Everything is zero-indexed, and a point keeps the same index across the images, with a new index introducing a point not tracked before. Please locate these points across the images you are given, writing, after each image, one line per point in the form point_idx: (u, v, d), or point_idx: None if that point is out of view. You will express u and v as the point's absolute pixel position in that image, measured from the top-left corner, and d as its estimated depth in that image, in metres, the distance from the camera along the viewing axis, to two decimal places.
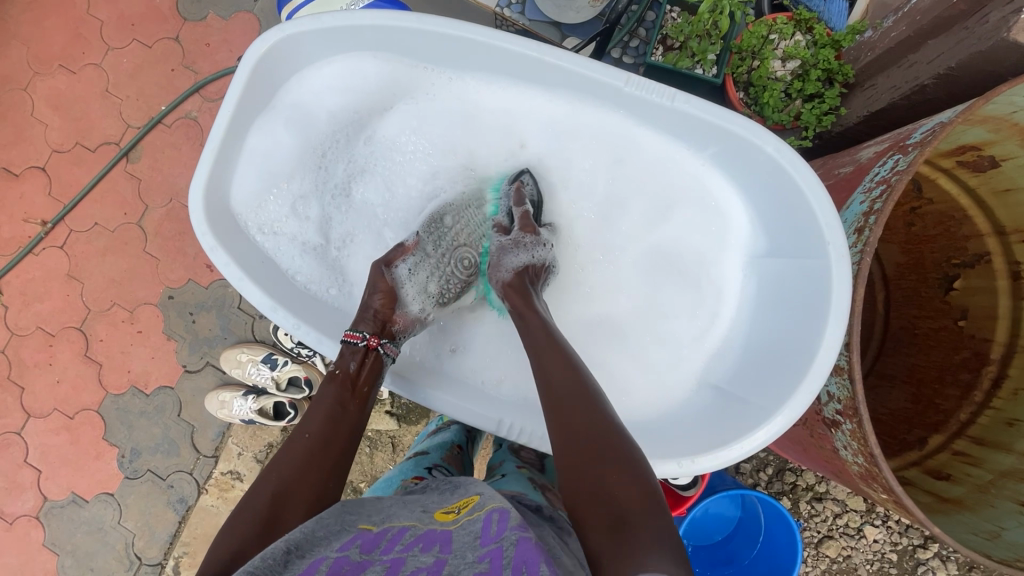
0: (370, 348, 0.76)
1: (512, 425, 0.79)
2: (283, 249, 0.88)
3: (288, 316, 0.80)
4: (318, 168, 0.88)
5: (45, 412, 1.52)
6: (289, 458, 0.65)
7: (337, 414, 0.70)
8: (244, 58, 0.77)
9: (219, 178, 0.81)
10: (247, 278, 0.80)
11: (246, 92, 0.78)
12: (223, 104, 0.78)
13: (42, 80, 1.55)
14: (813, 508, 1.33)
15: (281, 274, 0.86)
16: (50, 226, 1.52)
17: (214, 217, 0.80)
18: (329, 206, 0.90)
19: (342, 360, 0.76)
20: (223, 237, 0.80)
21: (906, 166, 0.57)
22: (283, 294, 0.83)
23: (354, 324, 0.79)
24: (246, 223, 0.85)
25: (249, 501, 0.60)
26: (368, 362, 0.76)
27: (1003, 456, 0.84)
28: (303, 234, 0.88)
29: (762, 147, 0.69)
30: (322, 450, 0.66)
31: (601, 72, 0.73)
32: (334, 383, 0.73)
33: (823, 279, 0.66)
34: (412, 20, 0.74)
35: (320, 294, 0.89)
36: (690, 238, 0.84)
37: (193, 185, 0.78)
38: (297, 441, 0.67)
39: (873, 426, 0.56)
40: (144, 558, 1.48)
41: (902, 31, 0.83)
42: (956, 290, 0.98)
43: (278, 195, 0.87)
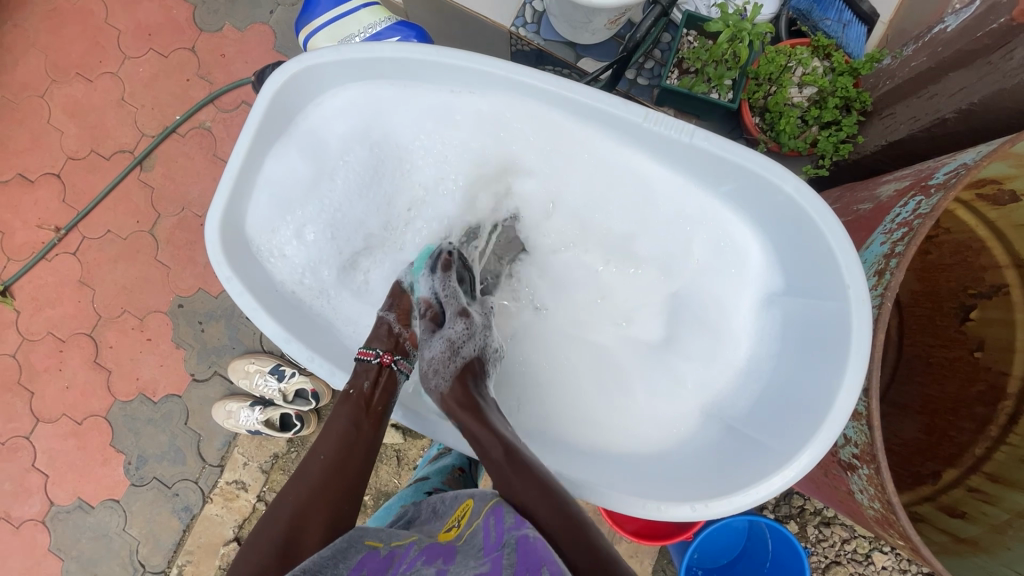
0: (383, 364, 0.79)
1: None
2: (295, 277, 0.88)
3: (301, 348, 0.80)
4: (328, 194, 0.87)
5: (54, 417, 1.53)
6: (303, 481, 0.70)
7: (351, 437, 0.74)
8: (263, 86, 0.78)
9: (236, 204, 0.82)
10: (261, 307, 0.80)
11: (264, 119, 0.79)
12: (241, 132, 0.79)
13: (60, 87, 1.57)
14: (821, 533, 1.31)
15: (296, 303, 0.87)
16: (63, 233, 1.53)
17: (230, 243, 0.81)
18: (339, 236, 0.88)
19: (356, 379, 0.78)
20: (237, 263, 0.81)
21: (929, 210, 0.57)
22: (296, 324, 0.83)
23: (368, 342, 0.81)
24: (259, 249, 0.86)
25: (275, 516, 0.66)
26: (381, 381, 0.78)
27: (1019, 494, 0.82)
28: (315, 265, 0.88)
29: (781, 186, 0.69)
30: (333, 476, 0.70)
31: (619, 106, 0.73)
32: (347, 403, 0.76)
33: (843, 323, 0.65)
34: (431, 52, 0.76)
35: (333, 323, 0.89)
36: (715, 279, 0.81)
37: (210, 211, 0.79)
38: (311, 465, 0.71)
39: (891, 475, 0.55)
40: (148, 566, 1.48)
41: (923, 62, 0.82)
42: (972, 320, 0.96)
43: (290, 222, 0.86)
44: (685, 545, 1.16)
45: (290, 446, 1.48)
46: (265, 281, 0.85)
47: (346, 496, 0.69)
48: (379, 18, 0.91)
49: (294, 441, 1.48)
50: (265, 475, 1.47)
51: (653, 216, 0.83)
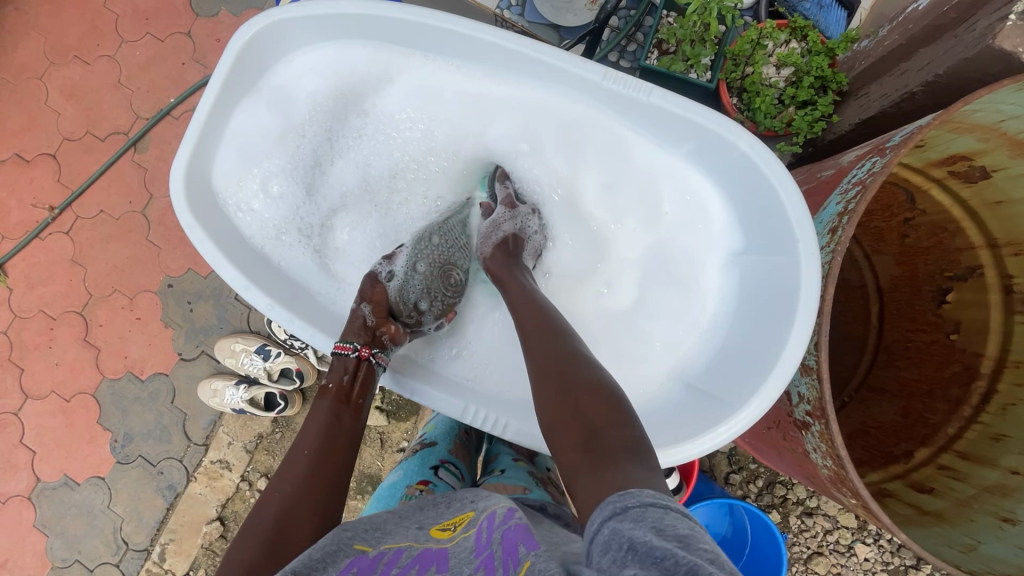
0: (362, 358, 0.77)
1: (477, 412, 0.78)
2: (258, 228, 0.89)
3: (259, 296, 0.80)
4: (297, 150, 0.89)
5: (42, 394, 1.54)
6: (289, 474, 0.67)
7: (334, 427, 0.72)
8: (231, 41, 0.79)
9: (202, 155, 0.83)
10: (223, 257, 0.81)
11: (230, 74, 0.80)
12: (208, 85, 0.80)
13: (58, 70, 1.59)
14: (802, 523, 1.31)
15: (259, 256, 0.88)
16: (56, 212, 1.55)
17: (194, 192, 0.82)
18: (308, 192, 0.91)
19: (335, 374, 0.77)
20: (199, 212, 0.81)
21: (881, 167, 0.57)
22: (256, 273, 0.84)
23: (343, 337, 0.80)
24: (225, 202, 0.87)
25: (259, 515, 0.63)
26: (360, 375, 0.77)
27: (988, 471, 0.82)
28: (283, 218, 0.90)
29: (735, 143, 0.69)
30: (319, 464, 0.68)
31: (578, 65, 0.74)
32: (328, 397, 0.75)
33: (794, 275, 0.65)
34: (396, 10, 0.76)
35: (295, 276, 0.89)
36: (673, 238, 0.82)
37: (175, 160, 0.80)
38: (296, 458, 0.68)
39: (840, 428, 0.55)
40: (131, 544, 1.49)
41: (896, 39, 0.83)
42: (949, 303, 0.96)
43: (258, 176, 0.88)
44: None
45: (275, 427, 1.48)
46: (230, 232, 0.86)
47: (333, 483, 0.67)
48: None
49: (279, 422, 1.49)
50: (249, 455, 1.48)
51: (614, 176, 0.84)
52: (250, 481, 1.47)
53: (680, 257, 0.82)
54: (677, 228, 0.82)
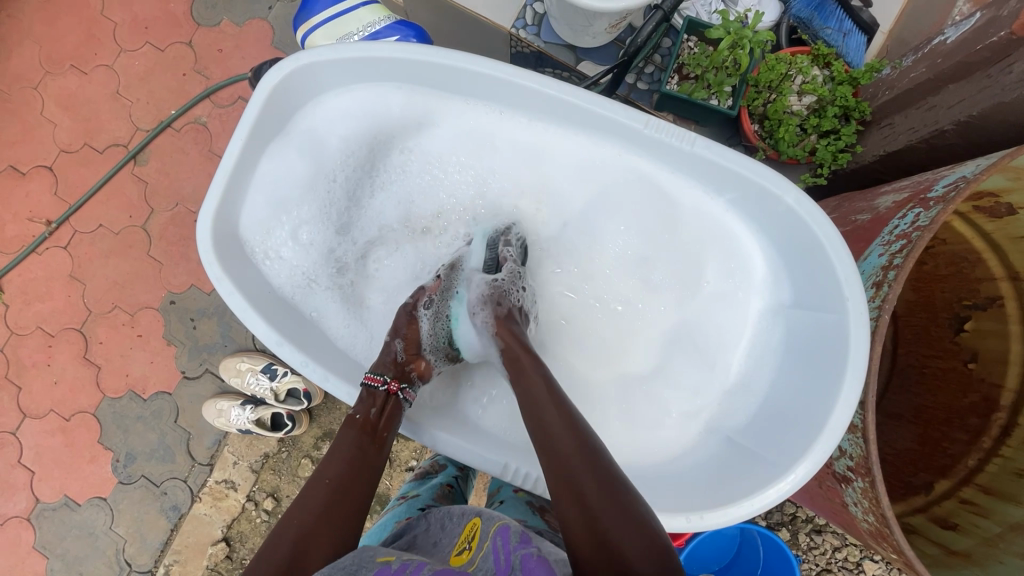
0: (391, 393, 0.76)
1: (518, 471, 0.75)
2: (285, 276, 0.87)
3: (293, 352, 0.78)
4: (327, 194, 0.87)
5: (41, 413, 1.51)
6: (307, 505, 0.64)
7: (358, 460, 0.70)
8: (259, 86, 0.77)
9: (229, 203, 0.81)
10: (253, 310, 0.78)
11: (260, 119, 0.78)
12: (236, 131, 0.77)
13: (54, 79, 1.55)
14: (812, 541, 1.31)
15: (290, 307, 0.86)
16: (54, 226, 1.51)
17: (222, 242, 0.79)
18: (339, 235, 0.89)
19: (362, 405, 0.75)
20: (229, 264, 0.79)
21: (928, 222, 0.56)
22: (288, 327, 0.81)
23: (375, 367, 0.78)
24: (253, 250, 0.85)
25: (275, 543, 0.60)
26: (387, 410, 0.75)
27: (1012, 508, 0.82)
28: (311, 267, 0.88)
29: (782, 197, 0.69)
30: (337, 499, 0.65)
31: (618, 112, 0.73)
32: (353, 427, 0.72)
33: (841, 334, 0.65)
34: (431, 53, 0.75)
35: (327, 327, 0.87)
36: (713, 287, 0.81)
37: (203, 210, 0.78)
38: (315, 489, 0.66)
39: (886, 489, 0.55)
40: (134, 565, 1.46)
41: (922, 72, 0.82)
42: (967, 332, 0.96)
43: (287, 223, 0.86)
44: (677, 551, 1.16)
45: (281, 446, 1.46)
46: (259, 284, 0.84)
47: (350, 521, 0.64)
48: (378, 17, 0.91)
49: (285, 441, 1.46)
50: (255, 475, 1.46)
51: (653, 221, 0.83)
52: (256, 501, 1.44)
53: (720, 305, 0.81)
54: (716, 278, 0.81)
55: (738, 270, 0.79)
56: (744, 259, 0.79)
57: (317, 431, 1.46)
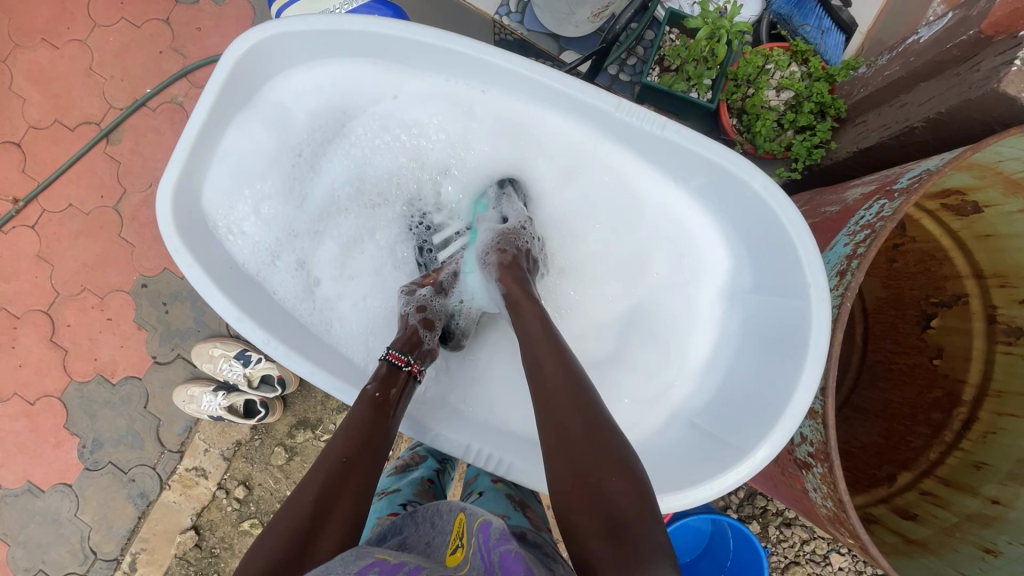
0: (411, 374, 0.76)
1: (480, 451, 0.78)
2: (248, 250, 0.85)
3: (254, 328, 0.77)
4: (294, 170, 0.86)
5: (4, 396, 1.47)
6: (320, 476, 0.62)
7: (368, 434, 0.67)
8: (225, 54, 0.75)
9: (191, 175, 0.79)
10: (213, 285, 0.77)
11: (223, 89, 0.76)
12: (200, 100, 0.75)
13: (23, 53, 1.50)
14: (781, 534, 1.32)
15: (252, 282, 0.84)
16: (21, 205, 1.47)
17: (182, 215, 0.78)
18: (305, 211, 0.88)
19: (383, 383, 0.74)
20: (190, 237, 0.78)
21: (891, 212, 0.57)
22: (249, 302, 0.80)
23: (399, 343, 0.78)
24: (216, 225, 0.83)
25: (290, 510, 0.58)
26: (404, 388, 0.75)
27: (969, 499, 0.84)
28: (275, 243, 0.86)
29: (748, 183, 0.69)
30: (348, 475, 0.63)
31: (590, 94, 0.73)
32: (367, 402, 0.70)
33: (802, 320, 0.66)
34: (402, 29, 0.74)
35: (290, 305, 0.86)
36: (673, 277, 0.83)
37: (163, 181, 0.76)
38: (329, 462, 0.63)
39: (843, 473, 0.56)
40: (99, 553, 1.43)
41: (896, 71, 0.84)
42: (933, 328, 0.98)
43: (252, 198, 0.85)
44: (648, 542, 1.16)
45: (253, 434, 1.44)
46: (221, 257, 0.82)
47: (361, 496, 0.62)
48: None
49: (258, 428, 1.44)
50: (226, 463, 1.44)
51: (614, 203, 0.84)
52: (226, 489, 1.42)
53: (680, 293, 0.82)
54: (680, 269, 0.82)
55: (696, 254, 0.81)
56: (710, 246, 0.79)
57: (291, 419, 1.44)
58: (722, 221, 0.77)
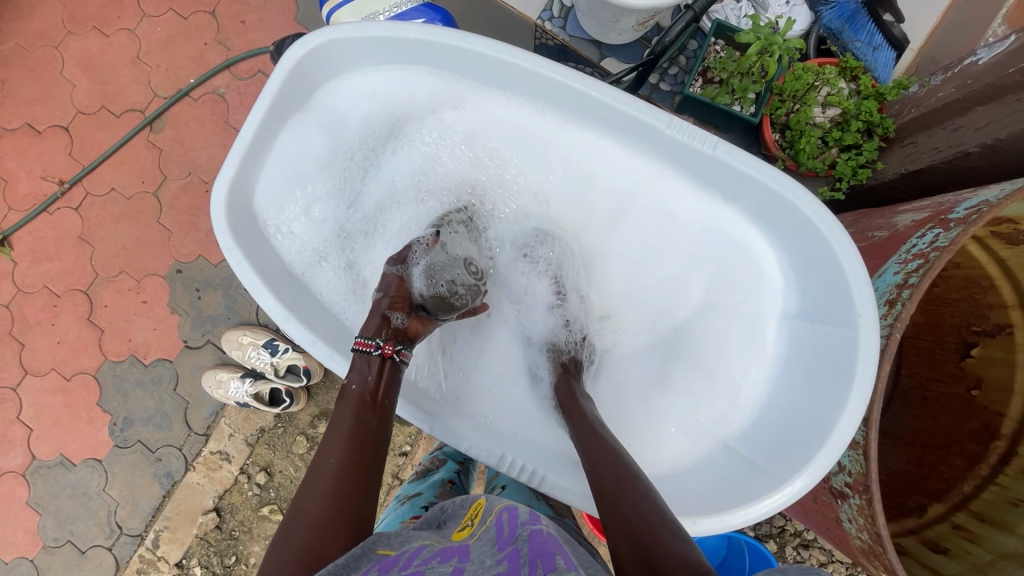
0: (385, 357, 0.73)
1: (514, 462, 0.76)
2: (295, 249, 0.86)
3: (299, 328, 0.78)
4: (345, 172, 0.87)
5: (42, 371, 1.52)
6: (315, 488, 0.62)
7: (359, 433, 0.67)
8: (283, 57, 0.76)
9: (244, 175, 0.81)
10: (261, 283, 0.78)
11: (280, 92, 0.77)
12: (257, 102, 0.77)
13: (75, 40, 1.55)
14: (799, 554, 1.30)
15: (299, 281, 0.86)
16: (66, 187, 1.52)
17: (235, 213, 0.79)
18: (352, 214, 0.89)
19: (358, 373, 0.73)
20: (241, 235, 0.79)
21: (947, 243, 0.56)
22: (295, 302, 0.81)
23: (367, 332, 0.76)
24: (265, 223, 0.85)
25: (296, 522, 0.59)
26: (385, 374, 0.73)
27: (1004, 536, 0.82)
28: (320, 243, 0.87)
29: (802, 209, 0.68)
30: (344, 477, 0.63)
31: (642, 110, 0.72)
32: (349, 400, 0.70)
33: (850, 349, 0.65)
34: (457, 37, 0.74)
35: (332, 305, 0.87)
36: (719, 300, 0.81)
37: (218, 179, 0.78)
38: (322, 470, 0.64)
39: (883, 507, 0.55)
40: (125, 528, 1.47)
41: (951, 92, 0.82)
42: (973, 357, 0.96)
43: (301, 199, 0.86)
44: None
45: (277, 422, 1.47)
46: (271, 257, 0.84)
47: (361, 492, 0.62)
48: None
49: (281, 416, 1.47)
50: (250, 448, 1.47)
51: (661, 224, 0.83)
52: (249, 473, 1.45)
53: (720, 317, 0.82)
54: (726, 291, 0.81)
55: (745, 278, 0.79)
56: (759, 272, 0.78)
57: (314, 409, 1.47)
58: (772, 245, 0.76)
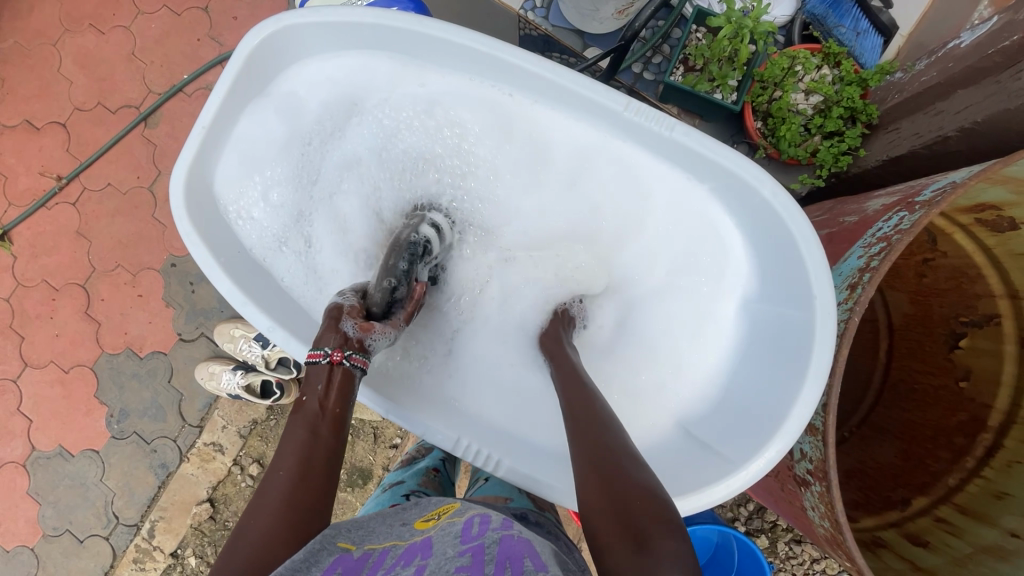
0: (333, 364, 0.69)
1: (469, 447, 0.77)
2: (256, 234, 0.88)
3: (256, 311, 0.79)
4: (303, 158, 0.87)
5: (42, 363, 1.55)
6: (260, 507, 0.59)
7: (310, 445, 0.64)
8: (241, 43, 0.77)
9: (204, 160, 0.82)
10: (219, 268, 0.80)
11: (238, 78, 0.78)
12: (215, 88, 0.78)
13: (72, 37, 1.57)
14: (791, 550, 1.27)
15: (259, 266, 0.87)
16: (64, 182, 1.54)
17: (193, 198, 0.81)
18: (313, 199, 0.89)
19: (309, 384, 0.70)
20: (200, 221, 0.81)
21: (910, 225, 0.55)
22: (253, 286, 0.83)
23: (318, 340, 0.72)
24: (226, 209, 0.86)
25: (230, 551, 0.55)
26: (335, 382, 0.69)
27: (987, 530, 0.80)
28: (281, 229, 0.88)
29: (758, 189, 0.67)
30: (293, 495, 0.60)
31: (599, 92, 0.72)
32: (302, 412, 0.67)
33: (806, 332, 0.64)
34: (412, 21, 0.74)
35: (292, 289, 0.88)
36: (678, 286, 0.83)
37: (176, 164, 0.79)
38: (268, 486, 0.61)
39: (841, 493, 0.54)
40: (121, 518, 1.50)
41: (933, 76, 0.80)
42: (961, 349, 0.94)
43: (261, 185, 0.86)
44: None
45: (269, 414, 1.48)
46: (231, 243, 0.85)
47: (312, 508, 0.60)
48: None
49: (274, 409, 1.48)
50: (242, 440, 1.48)
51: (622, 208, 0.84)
52: (241, 465, 1.47)
53: (679, 302, 0.83)
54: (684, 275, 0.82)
55: (702, 260, 0.80)
56: (713, 253, 0.79)
57: None
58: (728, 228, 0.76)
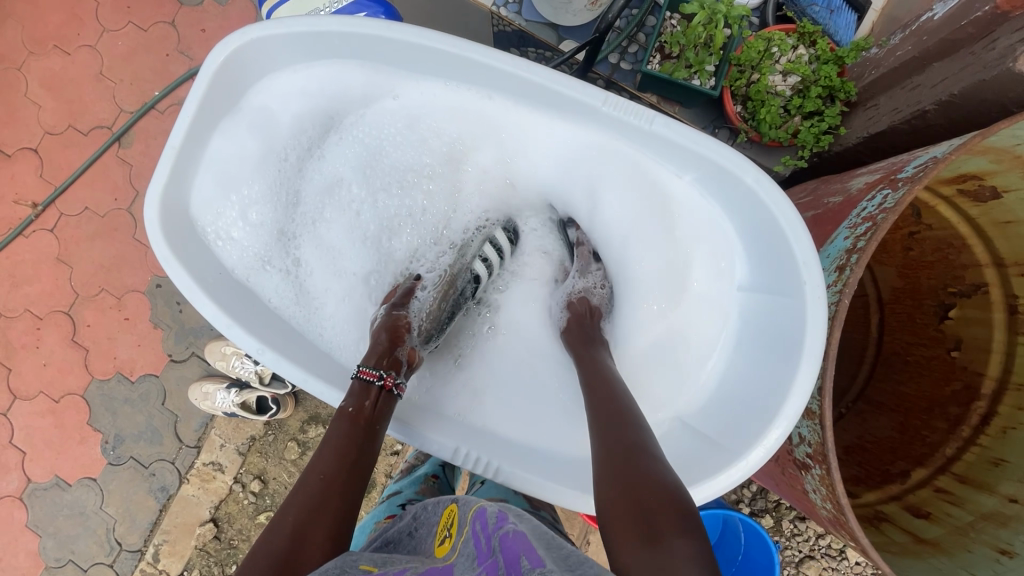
0: (385, 387, 0.74)
1: (468, 455, 0.77)
2: (237, 253, 0.87)
3: (243, 334, 0.79)
4: (279, 174, 0.87)
5: (31, 395, 1.52)
6: (298, 499, 0.62)
7: (345, 449, 0.67)
8: (207, 59, 0.75)
9: (177, 182, 0.80)
10: (201, 292, 0.79)
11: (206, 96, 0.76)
12: (183, 108, 0.76)
13: (37, 60, 1.54)
14: (795, 527, 1.28)
15: (242, 286, 0.86)
16: (40, 209, 1.51)
17: (170, 222, 0.79)
18: (292, 214, 0.89)
19: (354, 399, 0.73)
20: (178, 245, 0.79)
21: (894, 203, 0.55)
22: (236, 307, 0.82)
23: (372, 360, 0.77)
24: (204, 231, 0.84)
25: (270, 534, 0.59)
26: (380, 401, 0.74)
27: (986, 497, 0.81)
28: (262, 248, 0.88)
29: (742, 178, 0.68)
30: (328, 490, 0.63)
31: (576, 89, 0.71)
32: (344, 416, 0.71)
33: (798, 319, 0.65)
34: (381, 27, 0.73)
35: (280, 307, 0.88)
36: (663, 282, 0.84)
37: (150, 189, 0.77)
38: (307, 481, 0.64)
39: (841, 475, 0.54)
40: (124, 544, 1.48)
41: (908, 50, 0.79)
42: (951, 319, 0.94)
43: (239, 204, 0.86)
44: None
45: (267, 429, 1.47)
46: (213, 264, 0.84)
47: (342, 512, 0.62)
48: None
49: (271, 424, 1.47)
50: (242, 457, 1.47)
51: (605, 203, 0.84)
52: (243, 482, 1.45)
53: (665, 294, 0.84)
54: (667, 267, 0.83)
55: (686, 251, 0.81)
56: (696, 244, 0.80)
57: (302, 414, 1.46)
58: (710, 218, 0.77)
